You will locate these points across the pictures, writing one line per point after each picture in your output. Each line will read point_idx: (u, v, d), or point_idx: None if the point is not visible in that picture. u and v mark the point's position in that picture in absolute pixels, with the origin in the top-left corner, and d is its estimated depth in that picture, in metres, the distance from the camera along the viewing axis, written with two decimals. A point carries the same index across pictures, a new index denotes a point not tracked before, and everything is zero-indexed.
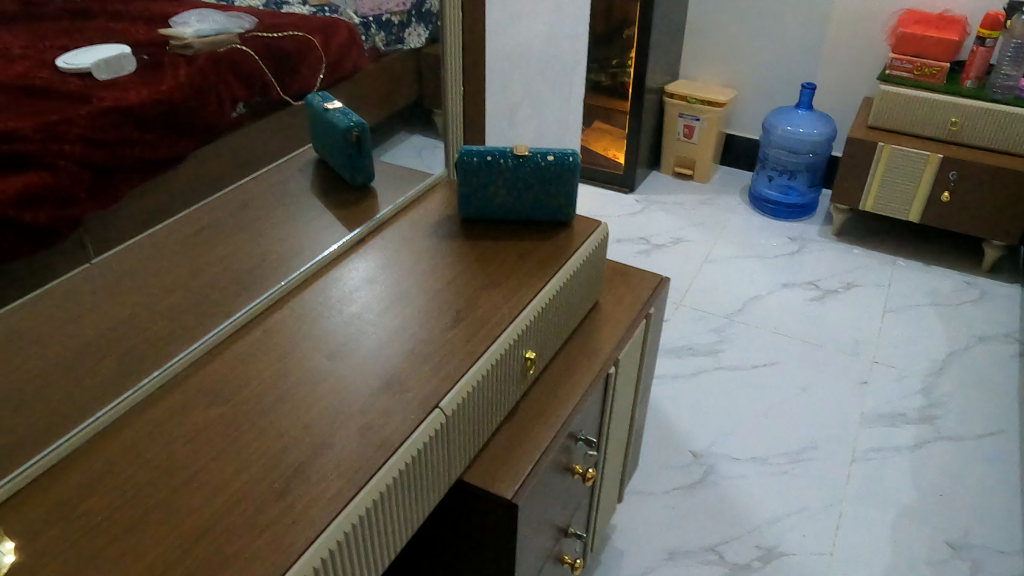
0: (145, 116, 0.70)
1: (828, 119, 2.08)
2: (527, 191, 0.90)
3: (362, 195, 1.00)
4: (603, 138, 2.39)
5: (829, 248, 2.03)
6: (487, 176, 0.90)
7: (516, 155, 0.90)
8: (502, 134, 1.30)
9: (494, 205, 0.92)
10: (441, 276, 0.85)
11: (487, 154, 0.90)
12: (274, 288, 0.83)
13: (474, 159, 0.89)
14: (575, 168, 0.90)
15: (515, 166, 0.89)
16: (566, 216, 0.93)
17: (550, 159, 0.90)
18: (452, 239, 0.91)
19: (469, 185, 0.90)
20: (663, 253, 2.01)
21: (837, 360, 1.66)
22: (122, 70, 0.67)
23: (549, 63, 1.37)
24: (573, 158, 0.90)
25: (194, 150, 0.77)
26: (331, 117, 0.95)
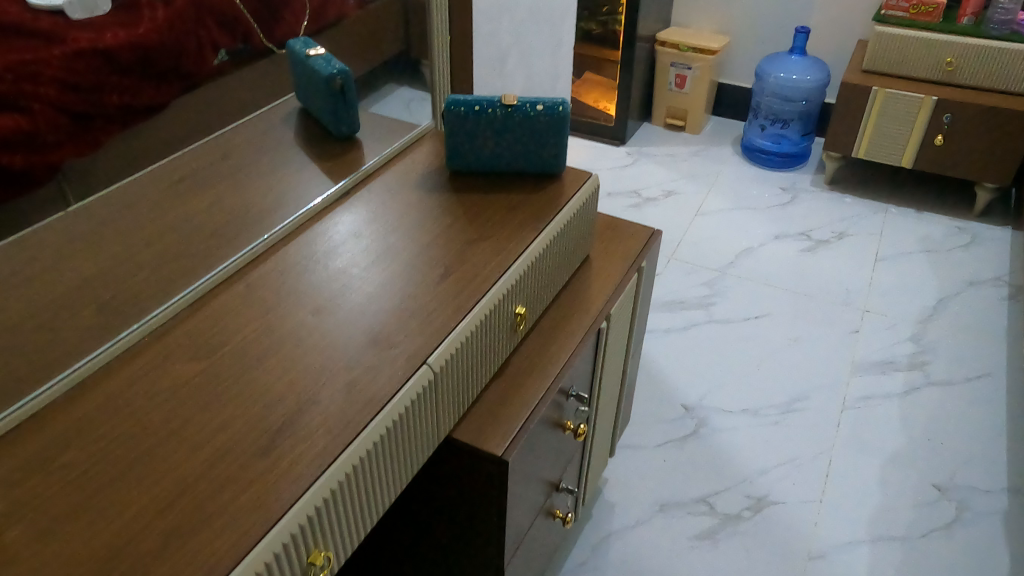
0: (122, 60, 0.72)
1: (823, 66, 2.03)
2: (517, 142, 0.88)
3: (346, 146, 0.96)
4: (593, 89, 2.34)
5: (820, 197, 1.99)
6: (477, 128, 0.87)
7: (505, 105, 0.86)
8: (491, 84, 1.26)
9: (482, 156, 0.89)
10: (428, 230, 0.83)
11: (476, 104, 0.86)
12: (257, 241, 0.80)
13: (462, 110, 0.86)
14: (566, 118, 0.87)
15: (504, 116, 0.86)
16: (556, 167, 0.90)
17: (540, 108, 0.87)
18: (440, 191, 0.88)
19: (457, 137, 0.87)
20: (654, 206, 1.98)
21: (829, 309, 1.65)
22: (96, 9, 0.69)
23: (538, 6, 1.32)
24: (563, 108, 0.87)
25: (173, 97, 0.78)
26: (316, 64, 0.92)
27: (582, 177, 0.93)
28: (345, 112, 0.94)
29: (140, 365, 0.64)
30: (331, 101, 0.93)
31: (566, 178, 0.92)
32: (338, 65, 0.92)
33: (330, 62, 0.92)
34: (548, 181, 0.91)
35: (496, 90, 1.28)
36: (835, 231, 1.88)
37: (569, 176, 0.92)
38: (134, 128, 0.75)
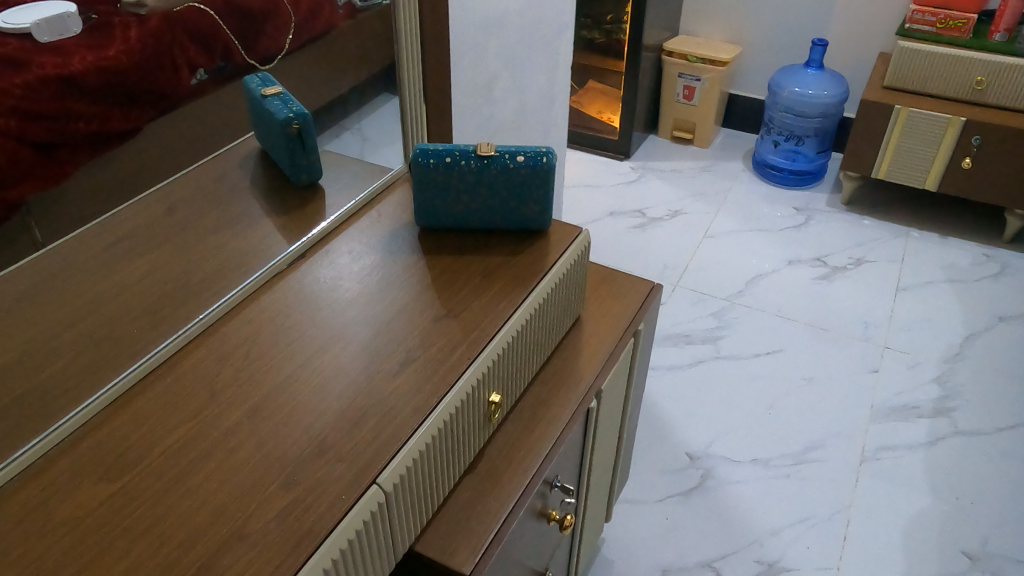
0: (88, 87, 0.62)
1: (840, 79, 1.91)
2: (494, 197, 0.77)
3: (307, 198, 0.86)
4: (597, 100, 2.22)
5: (836, 219, 1.89)
6: (447, 182, 0.76)
7: (480, 156, 0.76)
8: (478, 114, 1.15)
9: (456, 213, 0.78)
10: (391, 302, 0.72)
11: (446, 154, 0.76)
12: (193, 321, 0.70)
13: (430, 161, 0.76)
14: (550, 170, 0.77)
15: (479, 168, 0.76)
16: (539, 224, 0.80)
17: (520, 159, 0.76)
18: (407, 253, 0.78)
19: (426, 192, 0.77)
20: (660, 226, 1.87)
21: (846, 345, 1.54)
22: (65, 31, 0.61)
23: (531, 26, 1.21)
24: (549, 157, 0.77)
25: (148, 122, 0.68)
26: (270, 105, 0.81)
27: (570, 233, 0.82)
28: (303, 157, 0.84)
29: (39, 490, 0.55)
30: (287, 145, 0.83)
31: (552, 235, 0.81)
32: (296, 106, 0.82)
33: (286, 101, 0.81)
34: (530, 241, 0.80)
35: (484, 118, 1.17)
36: (852, 257, 1.77)
37: (555, 233, 0.81)
38: (106, 157, 0.65)
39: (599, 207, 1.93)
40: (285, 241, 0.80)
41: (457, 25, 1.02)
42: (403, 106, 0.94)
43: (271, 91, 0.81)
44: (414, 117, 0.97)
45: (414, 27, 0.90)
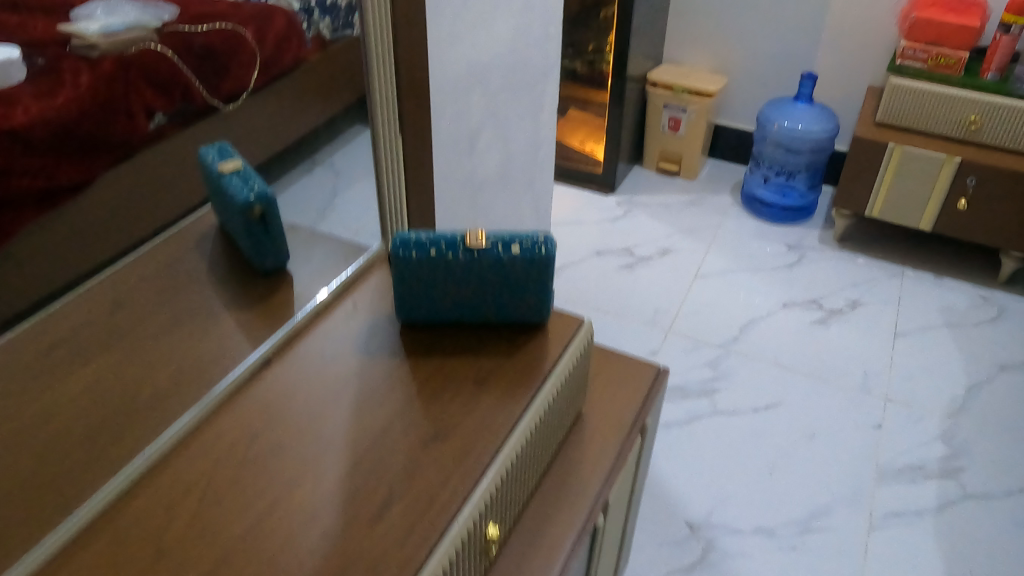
0: (34, 139, 0.55)
1: (831, 114, 1.87)
2: (486, 291, 0.68)
3: (273, 286, 0.77)
4: (579, 130, 2.15)
5: (828, 257, 1.85)
6: (433, 277, 0.67)
7: (469, 247, 0.66)
8: (462, 171, 1.06)
9: (443, 308, 0.69)
10: (371, 421, 0.63)
11: (431, 245, 0.66)
12: (140, 452, 0.60)
13: (413, 255, 0.66)
14: (549, 261, 0.67)
15: (469, 261, 0.66)
16: (537, 318, 0.71)
17: (516, 250, 0.66)
18: (388, 356, 0.69)
19: (410, 287, 0.68)
20: (648, 266, 1.79)
21: (846, 398, 1.49)
22: (8, 79, 0.54)
23: (517, 76, 1.13)
24: (549, 246, 0.67)
25: (100, 175, 0.61)
26: (227, 182, 0.72)
27: (571, 327, 0.73)
28: (267, 241, 0.75)
29: None
30: (246, 228, 0.73)
31: (550, 329, 0.72)
32: (258, 185, 0.73)
33: (246, 178, 0.72)
34: (526, 337, 0.71)
35: (468, 173, 1.08)
36: (848, 299, 1.73)
37: (554, 326, 0.72)
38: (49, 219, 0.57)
39: (585, 245, 1.85)
40: (248, 341, 0.71)
41: (439, 82, 0.93)
42: (380, 180, 0.84)
43: (228, 166, 0.71)
44: (393, 190, 0.87)
45: (391, 90, 0.80)
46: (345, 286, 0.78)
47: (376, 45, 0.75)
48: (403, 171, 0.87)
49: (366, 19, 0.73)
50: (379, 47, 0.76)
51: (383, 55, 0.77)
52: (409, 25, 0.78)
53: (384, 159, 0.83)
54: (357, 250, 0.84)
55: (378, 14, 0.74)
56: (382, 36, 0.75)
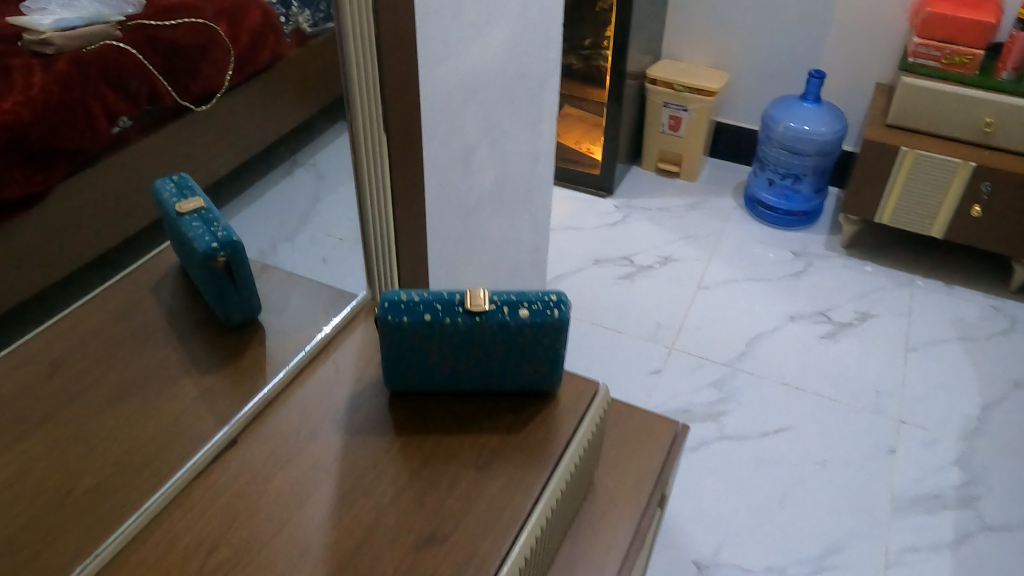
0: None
1: (839, 114, 1.77)
2: (489, 359, 0.59)
3: (244, 344, 0.67)
4: (575, 129, 2.06)
5: (835, 265, 1.78)
6: (428, 344, 0.57)
7: (471, 311, 0.57)
8: (456, 194, 0.96)
9: (440, 376, 0.60)
10: (354, 519, 0.54)
11: (425, 308, 0.57)
12: (73, 567, 0.50)
13: (404, 321, 0.56)
14: (563, 326, 0.58)
15: (471, 326, 0.57)
16: (545, 386, 0.61)
17: (525, 313, 0.57)
18: (374, 435, 0.59)
19: (400, 356, 0.58)
20: (648, 277, 1.71)
21: (858, 420, 1.42)
22: None
23: (513, 87, 1.03)
24: (564, 307, 0.57)
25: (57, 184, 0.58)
26: (186, 224, 0.63)
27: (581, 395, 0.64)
28: (233, 293, 0.65)
29: None
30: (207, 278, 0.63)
31: (561, 401, 0.63)
32: (223, 231, 0.64)
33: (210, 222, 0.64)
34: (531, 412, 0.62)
35: (463, 195, 0.99)
36: (856, 311, 1.66)
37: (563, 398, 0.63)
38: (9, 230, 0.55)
39: (582, 253, 1.77)
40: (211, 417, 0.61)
41: (429, 100, 0.83)
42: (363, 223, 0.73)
43: (187, 206, 0.63)
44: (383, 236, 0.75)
45: (378, 124, 0.69)
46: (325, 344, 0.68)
47: (359, 68, 0.64)
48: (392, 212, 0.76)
49: (345, 38, 0.62)
50: (363, 72, 0.65)
51: (368, 82, 0.66)
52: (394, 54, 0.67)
53: (369, 200, 0.72)
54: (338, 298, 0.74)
55: (360, 35, 0.63)
56: (366, 58, 0.64)
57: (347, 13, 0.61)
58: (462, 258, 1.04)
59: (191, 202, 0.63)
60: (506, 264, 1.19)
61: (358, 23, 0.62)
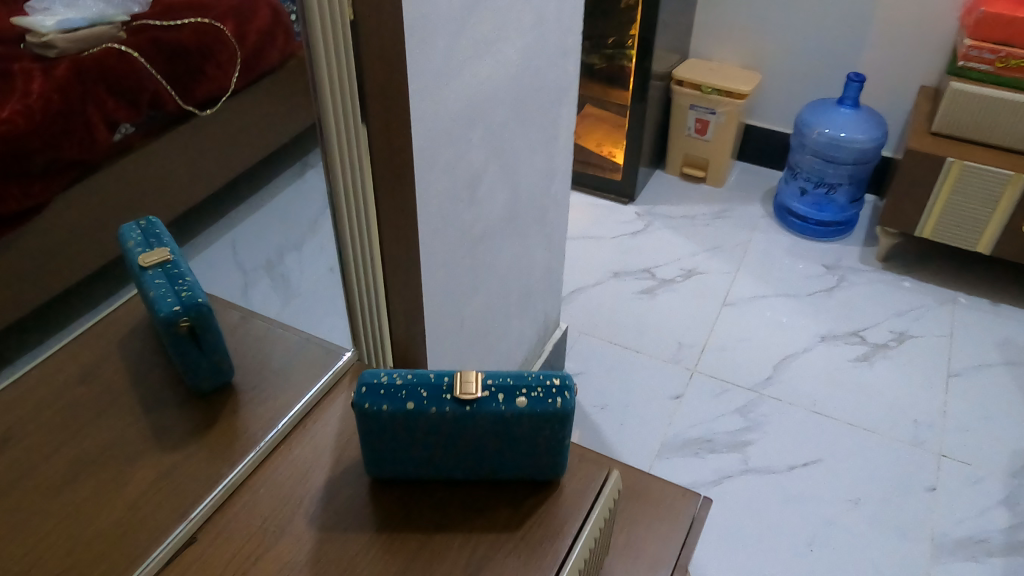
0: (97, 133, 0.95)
1: (878, 120, 1.67)
2: (482, 449, 0.51)
3: (218, 410, 0.60)
4: (596, 130, 1.98)
5: (871, 280, 1.67)
6: (411, 434, 0.50)
7: (460, 398, 0.49)
8: (464, 224, 0.89)
9: (427, 466, 0.53)
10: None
11: (408, 395, 0.50)
12: None
13: (384, 409, 0.49)
14: (566, 417, 0.50)
15: (460, 416, 0.49)
16: (547, 475, 0.54)
17: (523, 402, 0.49)
18: (354, 531, 0.52)
19: (379, 445, 0.51)
20: (669, 292, 1.63)
21: (895, 452, 1.33)
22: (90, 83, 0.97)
23: (527, 103, 0.94)
24: (569, 395, 0.50)
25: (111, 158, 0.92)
26: (147, 277, 0.59)
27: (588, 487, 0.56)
28: (201, 361, 0.58)
29: None
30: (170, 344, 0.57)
31: (565, 497, 0.55)
32: (188, 292, 0.57)
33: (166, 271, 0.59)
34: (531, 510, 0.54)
35: (471, 223, 0.91)
36: (894, 331, 1.56)
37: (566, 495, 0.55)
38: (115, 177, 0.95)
39: (601, 265, 1.69)
40: (177, 501, 0.54)
41: (431, 126, 0.75)
42: (346, 264, 0.65)
43: (146, 258, 0.60)
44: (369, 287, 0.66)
45: (364, 157, 0.60)
46: (304, 414, 0.61)
47: (335, 100, 0.56)
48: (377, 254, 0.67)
49: (318, 67, 0.54)
50: (340, 105, 0.56)
51: (347, 118, 0.57)
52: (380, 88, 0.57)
53: (350, 243, 0.63)
54: (326, 355, 0.67)
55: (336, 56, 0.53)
56: (344, 90, 0.55)
57: (319, 39, 0.52)
58: (470, 289, 0.96)
59: (155, 255, 0.61)
60: (517, 289, 1.12)
61: (334, 51, 0.53)
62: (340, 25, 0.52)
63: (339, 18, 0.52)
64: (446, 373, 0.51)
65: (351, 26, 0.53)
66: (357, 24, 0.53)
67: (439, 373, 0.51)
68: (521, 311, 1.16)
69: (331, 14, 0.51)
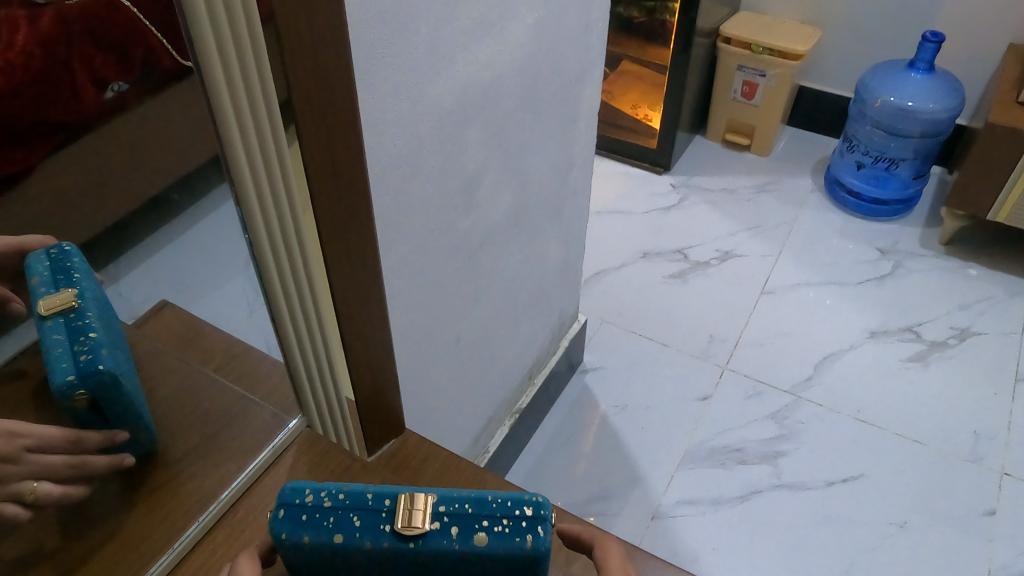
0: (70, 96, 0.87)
1: (954, 87, 1.47)
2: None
3: (145, 485, 0.55)
4: (632, 90, 1.81)
5: (932, 266, 1.51)
6: (346, 563, 0.41)
7: (404, 532, 0.40)
8: (463, 234, 0.77)
9: None
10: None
11: (340, 523, 0.40)
12: None
13: (307, 541, 0.40)
14: (537, 558, 0.40)
15: (404, 551, 0.40)
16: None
17: (481, 538, 0.40)
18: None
19: (309, 571, 0.42)
20: (702, 276, 1.49)
21: (950, 470, 1.20)
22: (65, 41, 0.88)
23: (541, 88, 0.80)
24: (541, 531, 0.40)
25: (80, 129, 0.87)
26: (46, 330, 0.57)
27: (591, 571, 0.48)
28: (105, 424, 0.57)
29: None
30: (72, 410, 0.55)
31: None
32: (87, 356, 0.55)
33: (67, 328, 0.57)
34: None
35: (473, 229, 0.79)
36: (954, 326, 1.40)
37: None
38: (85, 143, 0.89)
39: (629, 244, 1.56)
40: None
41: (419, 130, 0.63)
42: (285, 348, 0.56)
43: (47, 305, 0.59)
44: (318, 355, 0.56)
45: (308, 242, 0.49)
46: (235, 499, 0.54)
47: (261, 180, 0.45)
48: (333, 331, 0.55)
49: (233, 145, 0.42)
50: (266, 185, 0.45)
51: (279, 197, 0.46)
52: (325, 160, 0.46)
53: (288, 327, 0.53)
54: (273, 416, 0.60)
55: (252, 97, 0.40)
56: (273, 167, 0.44)
57: (232, 114, 0.41)
58: (470, 299, 0.85)
59: (59, 301, 0.59)
60: (528, 290, 1.00)
61: (254, 124, 0.42)
62: (265, 101, 0.41)
63: (266, 87, 0.41)
64: (390, 492, 0.42)
65: (282, 102, 0.42)
66: (291, 101, 0.41)
67: (382, 494, 0.41)
68: (533, 312, 1.05)
69: (247, 85, 0.40)
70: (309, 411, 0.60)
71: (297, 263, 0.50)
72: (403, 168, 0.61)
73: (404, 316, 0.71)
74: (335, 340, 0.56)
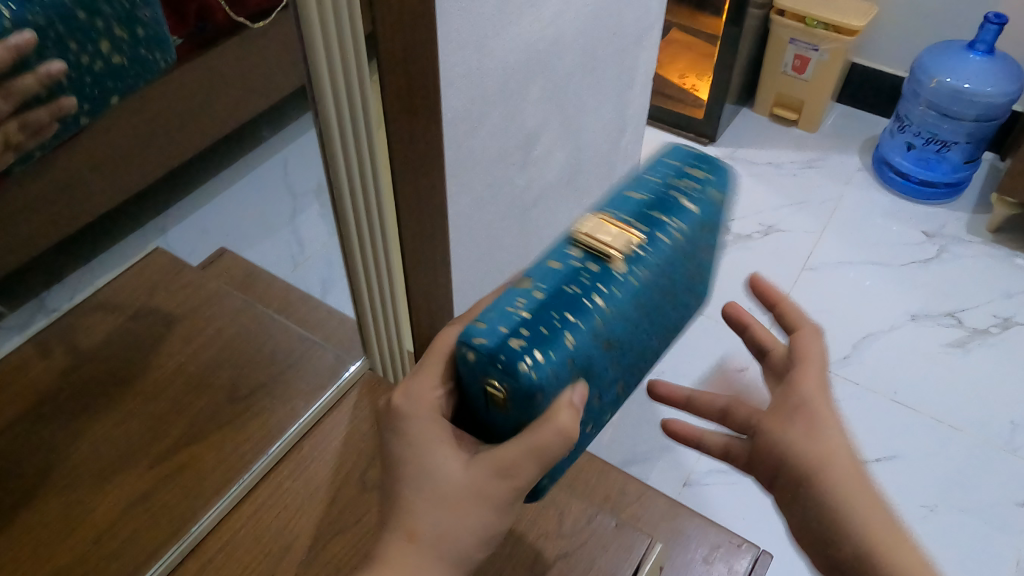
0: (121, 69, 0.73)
1: (1014, 73, 1.44)
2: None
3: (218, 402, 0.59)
4: (680, 59, 1.79)
5: (978, 251, 1.49)
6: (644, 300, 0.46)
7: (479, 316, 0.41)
8: (518, 192, 0.77)
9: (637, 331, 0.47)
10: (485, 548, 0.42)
11: (597, 265, 0.42)
12: None
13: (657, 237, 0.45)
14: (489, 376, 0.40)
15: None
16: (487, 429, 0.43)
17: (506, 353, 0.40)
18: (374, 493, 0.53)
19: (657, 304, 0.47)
20: (743, 248, 1.49)
21: (986, 459, 1.19)
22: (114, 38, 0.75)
23: (599, 50, 0.79)
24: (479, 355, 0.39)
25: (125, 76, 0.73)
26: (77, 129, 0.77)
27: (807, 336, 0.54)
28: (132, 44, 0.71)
29: None
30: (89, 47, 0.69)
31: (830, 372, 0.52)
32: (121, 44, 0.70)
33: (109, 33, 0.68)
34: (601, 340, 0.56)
35: (526, 188, 0.79)
36: (998, 315, 1.38)
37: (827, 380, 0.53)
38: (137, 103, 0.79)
39: None
40: (169, 522, 0.52)
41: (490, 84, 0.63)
42: (355, 291, 0.58)
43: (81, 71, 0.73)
44: (384, 301, 0.59)
45: (383, 189, 0.51)
46: (304, 431, 0.57)
47: (346, 137, 0.47)
48: (401, 280, 0.58)
49: (322, 83, 0.43)
50: (350, 132, 0.47)
51: (363, 144, 0.48)
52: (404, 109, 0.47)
53: (360, 274, 0.56)
54: (336, 358, 0.64)
55: (336, 43, 0.42)
56: (357, 119, 0.46)
57: (325, 75, 0.43)
58: (520, 257, 0.85)
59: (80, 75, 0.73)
60: None
61: (345, 83, 0.44)
62: (352, 41, 0.42)
63: (354, 25, 0.42)
64: (580, 350, 0.40)
65: (367, 47, 0.43)
66: (376, 36, 0.43)
67: (575, 349, 0.40)
68: None
69: (339, 37, 0.42)
70: (372, 356, 0.63)
71: (373, 215, 0.52)
72: (469, 122, 0.61)
73: (460, 269, 0.72)
74: (400, 284, 0.58)
